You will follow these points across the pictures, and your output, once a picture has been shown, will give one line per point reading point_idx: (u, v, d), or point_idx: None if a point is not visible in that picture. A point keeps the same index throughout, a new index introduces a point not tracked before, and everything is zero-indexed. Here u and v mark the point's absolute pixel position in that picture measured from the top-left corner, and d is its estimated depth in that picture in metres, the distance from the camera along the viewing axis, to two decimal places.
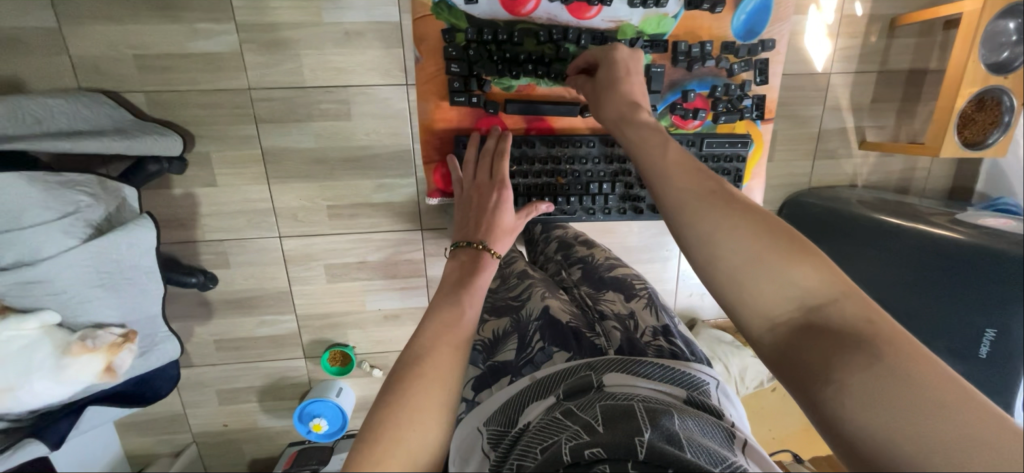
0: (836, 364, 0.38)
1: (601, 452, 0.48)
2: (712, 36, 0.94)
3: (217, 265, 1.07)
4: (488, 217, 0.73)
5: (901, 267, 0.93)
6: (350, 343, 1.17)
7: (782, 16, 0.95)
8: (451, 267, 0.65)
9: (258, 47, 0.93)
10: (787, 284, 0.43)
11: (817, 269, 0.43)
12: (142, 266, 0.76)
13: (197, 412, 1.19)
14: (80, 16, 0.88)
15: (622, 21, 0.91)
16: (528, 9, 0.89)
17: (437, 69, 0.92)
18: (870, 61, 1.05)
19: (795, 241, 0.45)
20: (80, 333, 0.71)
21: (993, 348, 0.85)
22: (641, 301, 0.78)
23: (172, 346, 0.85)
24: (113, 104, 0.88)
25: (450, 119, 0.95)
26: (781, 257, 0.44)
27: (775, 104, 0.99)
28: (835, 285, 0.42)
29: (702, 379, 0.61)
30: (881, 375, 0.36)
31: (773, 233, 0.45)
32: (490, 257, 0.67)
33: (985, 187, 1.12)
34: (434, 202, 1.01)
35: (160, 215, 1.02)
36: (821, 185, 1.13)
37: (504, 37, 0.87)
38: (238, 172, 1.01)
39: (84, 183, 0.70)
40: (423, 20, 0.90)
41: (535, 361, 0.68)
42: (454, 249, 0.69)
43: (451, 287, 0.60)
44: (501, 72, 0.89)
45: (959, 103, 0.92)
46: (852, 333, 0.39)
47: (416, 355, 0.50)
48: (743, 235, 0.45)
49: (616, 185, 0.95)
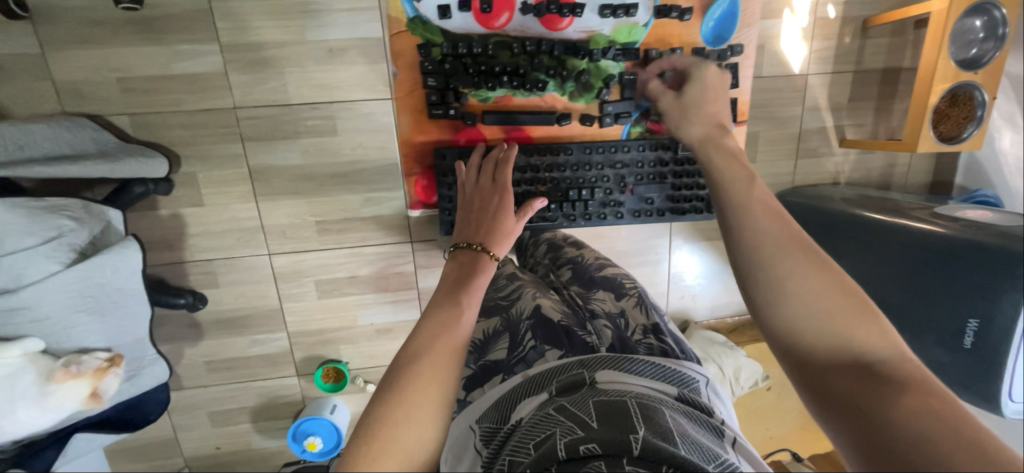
0: (888, 415, 0.39)
1: (596, 448, 0.48)
2: (682, 42, 0.96)
3: (205, 285, 1.06)
4: (488, 221, 0.73)
5: (883, 262, 0.94)
6: (343, 359, 1.16)
7: (749, 22, 0.97)
8: (451, 268, 0.64)
9: (242, 66, 0.94)
10: (850, 338, 0.44)
11: (877, 328, 0.44)
12: (128, 288, 0.75)
13: (189, 435, 1.17)
14: (62, 42, 0.89)
15: (594, 32, 0.93)
16: (502, 22, 0.90)
17: (414, 83, 0.93)
18: (845, 61, 1.07)
19: (861, 297, 0.45)
20: (64, 359, 0.70)
21: (976, 338, 0.83)
22: (631, 300, 0.79)
23: (160, 369, 0.84)
24: (96, 127, 0.87)
25: (429, 133, 0.96)
26: (847, 314, 0.44)
27: (748, 106, 1.00)
28: (892, 346, 0.43)
29: (692, 377, 0.62)
30: (941, 429, 0.37)
31: (843, 289, 0.45)
32: (488, 259, 0.67)
33: (964, 180, 1.14)
34: (415, 214, 1.02)
35: (147, 236, 1.02)
36: (805, 183, 1.14)
37: (479, 50, 0.89)
38: (225, 191, 1.01)
39: (67, 207, 0.70)
40: (398, 35, 0.91)
41: (526, 360, 0.68)
42: (452, 250, 0.68)
43: (450, 287, 0.60)
44: (477, 84, 0.91)
45: (932, 100, 0.94)
46: (910, 390, 0.40)
47: (415, 354, 0.50)
48: (815, 282, 0.45)
49: (596, 191, 0.95)
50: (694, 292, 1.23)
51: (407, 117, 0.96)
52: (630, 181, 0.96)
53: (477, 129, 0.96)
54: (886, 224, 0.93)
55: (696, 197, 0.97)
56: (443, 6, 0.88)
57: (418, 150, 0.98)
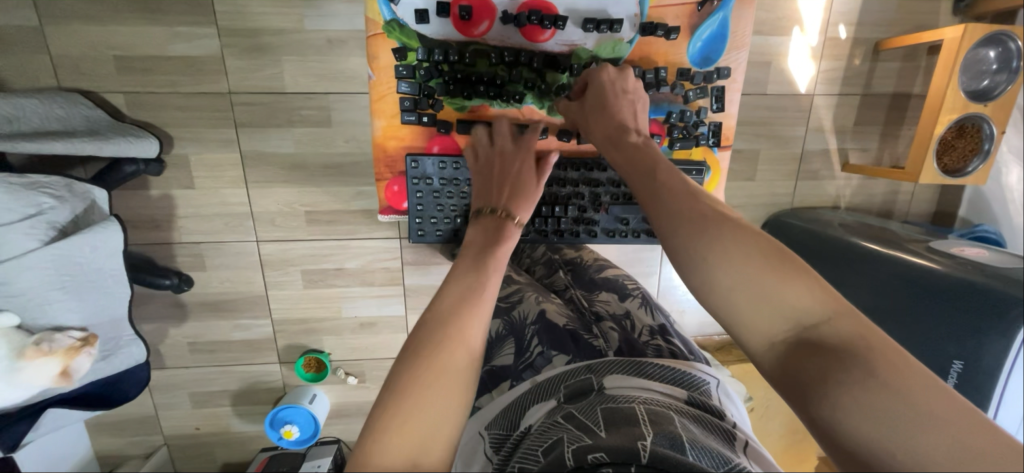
0: (834, 384, 0.37)
1: (604, 456, 0.47)
2: (667, 62, 0.94)
3: (193, 267, 1.07)
4: (513, 181, 0.72)
5: (876, 292, 0.92)
6: (326, 350, 1.16)
7: (738, 45, 0.95)
8: (474, 232, 0.61)
9: (239, 51, 0.93)
10: (785, 306, 0.41)
11: (810, 287, 0.41)
12: (109, 268, 0.76)
13: (170, 414, 1.18)
14: (61, 16, 0.88)
15: (576, 46, 0.91)
16: (481, 30, 0.88)
17: (388, 88, 0.92)
18: (854, 84, 1.05)
19: (783, 256, 0.43)
20: (37, 335, 0.70)
21: (959, 380, 0.82)
22: (636, 301, 0.80)
23: (136, 350, 0.85)
24: (90, 105, 0.88)
25: (401, 138, 0.95)
26: (775, 276, 0.42)
27: (733, 132, 0.98)
28: (830, 303, 0.41)
29: (702, 379, 0.61)
30: (876, 385, 0.35)
31: (764, 250, 0.43)
32: (512, 224, 0.63)
33: (967, 212, 1.11)
34: (386, 219, 1.00)
35: (136, 216, 1.02)
36: (803, 205, 1.12)
37: (455, 58, 0.87)
38: (216, 175, 1.01)
39: (50, 185, 0.70)
40: (376, 37, 0.90)
41: (534, 366, 0.68)
42: (475, 213, 0.65)
43: (475, 254, 0.57)
44: (453, 92, 0.90)
45: (937, 130, 0.92)
46: (854, 350, 0.38)
47: (442, 318, 0.48)
48: (737, 253, 0.43)
49: (568, 207, 0.93)
50: (683, 307, 1.21)
51: (382, 121, 0.94)
52: (605, 201, 0.94)
53: (451, 137, 0.95)
54: (880, 254, 0.91)
55: None
56: (421, 10, 0.86)
57: (391, 157, 0.96)
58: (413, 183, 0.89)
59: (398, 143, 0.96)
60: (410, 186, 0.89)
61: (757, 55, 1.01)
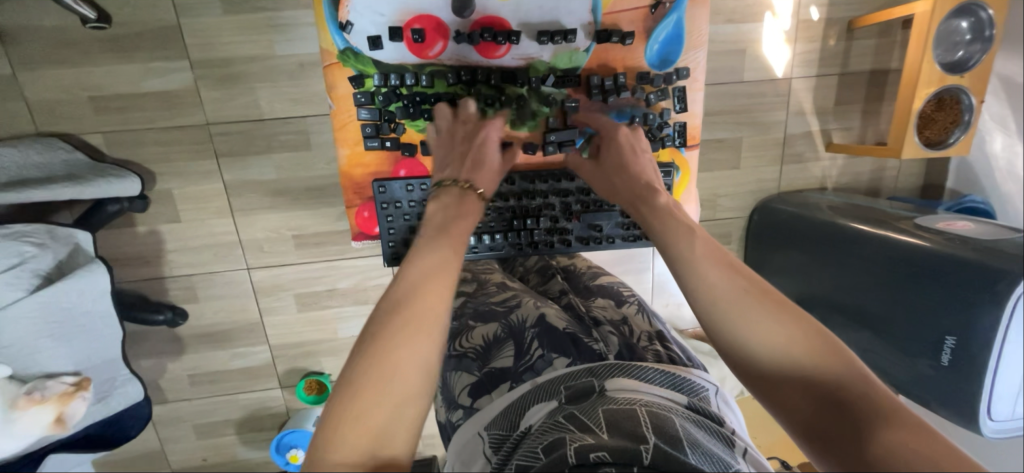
0: (861, 433, 0.44)
1: (607, 456, 0.48)
2: (626, 67, 0.94)
3: (186, 299, 1.07)
4: (473, 156, 0.75)
5: (870, 273, 0.91)
6: (326, 372, 1.16)
7: (697, 44, 0.94)
8: (435, 208, 0.64)
9: (213, 82, 0.93)
10: (817, 375, 0.47)
11: (841, 361, 0.48)
12: (97, 311, 0.76)
13: (176, 447, 1.18)
14: (33, 62, 0.89)
15: (533, 59, 0.90)
16: (436, 51, 0.88)
17: (349, 116, 0.92)
18: (830, 64, 1.04)
19: (813, 327, 0.50)
20: (29, 385, 0.70)
21: (954, 356, 0.81)
22: (633, 307, 0.80)
23: (133, 389, 0.86)
24: (68, 148, 0.88)
25: (367, 164, 0.95)
26: (809, 342, 0.49)
27: (698, 131, 0.98)
28: (855, 371, 0.47)
29: (701, 385, 0.62)
30: (895, 433, 0.42)
31: (797, 320, 0.51)
32: (472, 194, 0.68)
33: (955, 183, 1.11)
34: (359, 245, 1.01)
35: (125, 253, 1.02)
36: (790, 189, 1.12)
37: (411, 81, 0.87)
38: (201, 207, 1.01)
39: (32, 233, 0.70)
40: (331, 67, 0.90)
41: (535, 368, 0.66)
42: (437, 187, 0.68)
43: (434, 231, 0.60)
44: (412, 115, 0.88)
45: (916, 105, 0.91)
46: (881, 417, 0.44)
47: (397, 303, 0.51)
48: (775, 332, 0.50)
49: (540, 219, 0.92)
50: (679, 301, 1.21)
51: (345, 149, 0.94)
52: (576, 210, 0.94)
53: (416, 160, 0.95)
54: (870, 234, 0.91)
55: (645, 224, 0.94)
56: (374, 37, 0.86)
57: (358, 182, 0.96)
58: (382, 208, 0.88)
59: (365, 169, 0.96)
60: (380, 211, 0.88)
61: (731, 44, 1.01)
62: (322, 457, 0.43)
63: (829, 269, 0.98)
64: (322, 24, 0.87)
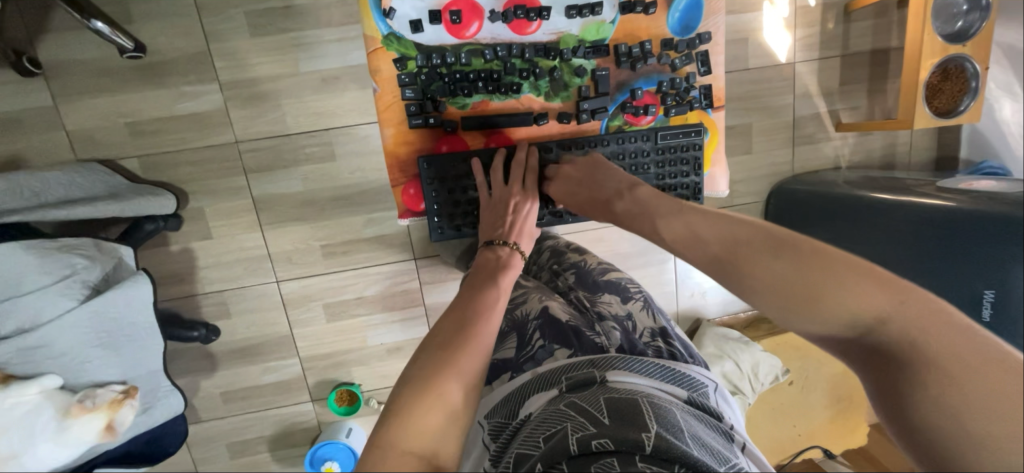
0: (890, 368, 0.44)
1: (608, 443, 0.48)
2: (650, 35, 0.97)
3: (218, 316, 1.09)
4: (518, 223, 0.79)
5: (898, 244, 0.92)
6: (356, 381, 1.16)
7: (715, 9, 0.97)
8: (485, 259, 0.69)
9: (241, 102, 0.98)
10: (849, 317, 0.45)
11: (862, 291, 0.44)
12: (140, 323, 0.79)
13: (210, 467, 1.18)
14: (73, 93, 0.94)
15: (562, 33, 0.94)
16: (472, 31, 0.91)
17: (393, 97, 0.93)
18: (831, 46, 1.07)
19: (824, 267, 0.46)
20: (80, 394, 0.73)
21: (995, 309, 0.82)
22: (638, 303, 0.78)
23: (174, 400, 0.87)
24: (107, 172, 0.93)
25: (411, 142, 0.96)
26: (828, 290, 0.45)
27: (724, 92, 1.00)
28: (890, 305, 0.43)
29: (701, 381, 0.62)
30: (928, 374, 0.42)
31: (810, 268, 0.46)
32: (518, 255, 0.72)
33: (969, 153, 1.12)
34: (405, 223, 1.00)
35: (160, 272, 1.05)
36: (805, 170, 1.14)
37: (452, 59, 0.90)
38: (232, 222, 1.04)
39: (80, 245, 0.73)
40: (375, 52, 0.91)
41: (535, 358, 0.66)
42: (486, 245, 0.73)
43: (489, 273, 0.64)
44: (453, 91, 0.92)
45: (922, 77, 0.94)
46: (917, 353, 0.42)
47: (460, 320, 0.52)
48: (781, 288, 0.47)
49: None
50: (703, 290, 1.21)
51: (390, 129, 0.96)
52: None
53: (457, 136, 0.96)
54: (893, 202, 0.92)
55: (680, 186, 0.95)
56: (415, 20, 0.89)
57: (403, 160, 0.97)
58: (428, 183, 0.91)
59: (409, 147, 0.97)
60: (425, 186, 0.90)
61: (733, 34, 1.05)
62: (392, 441, 0.43)
63: (853, 242, 0.98)
64: (366, 13, 0.89)
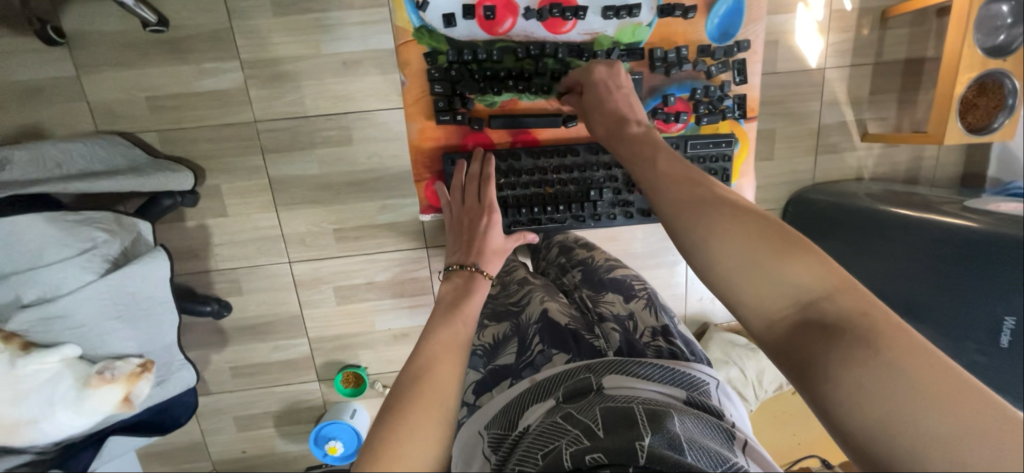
0: (834, 358, 0.38)
1: (602, 457, 0.48)
2: (687, 40, 0.95)
3: (230, 292, 1.10)
4: (479, 239, 0.74)
5: (916, 259, 0.91)
6: (363, 364, 1.18)
7: (755, 17, 0.94)
8: (445, 290, 0.65)
9: (262, 81, 0.97)
10: (787, 284, 0.42)
11: (810, 263, 0.43)
12: (157, 297, 0.81)
13: (216, 439, 1.21)
14: (95, 64, 0.94)
15: (597, 33, 0.92)
16: (505, 27, 0.90)
17: (421, 91, 0.92)
18: (865, 53, 1.04)
19: (781, 236, 0.45)
20: (99, 365, 0.75)
21: (1014, 336, 0.81)
22: (641, 302, 0.77)
23: (187, 374, 0.90)
24: (127, 144, 0.93)
25: (437, 137, 0.95)
26: (775, 257, 0.43)
27: (757, 103, 0.98)
28: (828, 280, 0.42)
29: (702, 379, 0.62)
30: (868, 356, 0.37)
31: (763, 235, 0.45)
32: (483, 278, 0.68)
33: (997, 171, 1.09)
34: (426, 218, 1.00)
35: (174, 247, 1.06)
36: (825, 180, 1.12)
37: (483, 56, 0.88)
38: (248, 202, 1.04)
39: (100, 219, 0.76)
40: (405, 45, 0.91)
41: (535, 364, 0.68)
42: (446, 271, 0.69)
43: (445, 310, 0.58)
44: (483, 89, 0.90)
45: (958, 89, 0.91)
46: (853, 333, 0.38)
47: (415, 375, 0.48)
48: (736, 238, 0.45)
49: (603, 191, 0.93)
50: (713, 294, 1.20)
51: (417, 124, 0.95)
52: None
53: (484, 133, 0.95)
54: (913, 219, 0.90)
55: None
56: (448, 14, 0.88)
57: (427, 156, 0.96)
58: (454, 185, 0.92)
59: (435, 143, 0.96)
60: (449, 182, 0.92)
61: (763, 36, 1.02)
62: None
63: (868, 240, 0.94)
64: (399, 4, 0.88)
